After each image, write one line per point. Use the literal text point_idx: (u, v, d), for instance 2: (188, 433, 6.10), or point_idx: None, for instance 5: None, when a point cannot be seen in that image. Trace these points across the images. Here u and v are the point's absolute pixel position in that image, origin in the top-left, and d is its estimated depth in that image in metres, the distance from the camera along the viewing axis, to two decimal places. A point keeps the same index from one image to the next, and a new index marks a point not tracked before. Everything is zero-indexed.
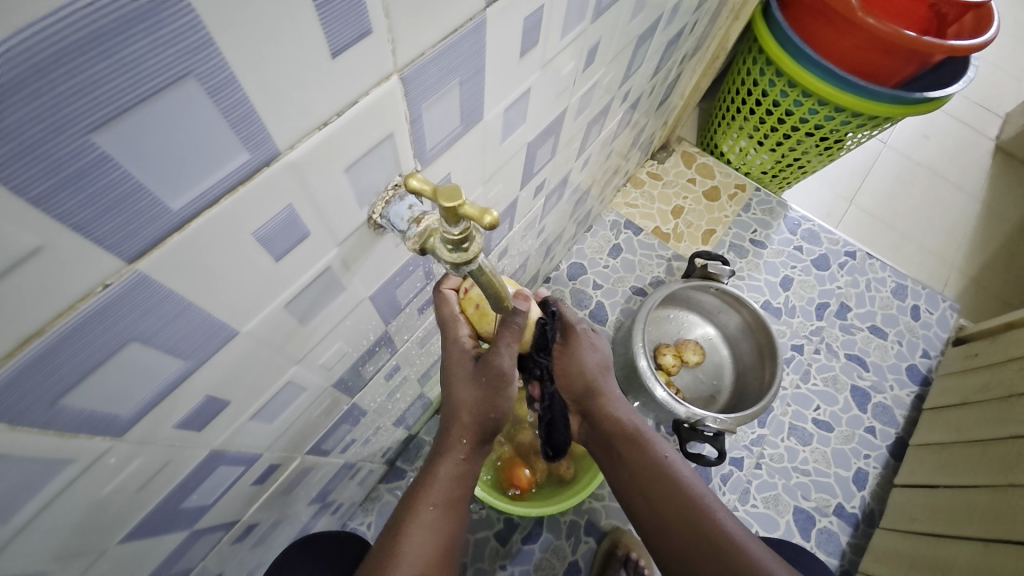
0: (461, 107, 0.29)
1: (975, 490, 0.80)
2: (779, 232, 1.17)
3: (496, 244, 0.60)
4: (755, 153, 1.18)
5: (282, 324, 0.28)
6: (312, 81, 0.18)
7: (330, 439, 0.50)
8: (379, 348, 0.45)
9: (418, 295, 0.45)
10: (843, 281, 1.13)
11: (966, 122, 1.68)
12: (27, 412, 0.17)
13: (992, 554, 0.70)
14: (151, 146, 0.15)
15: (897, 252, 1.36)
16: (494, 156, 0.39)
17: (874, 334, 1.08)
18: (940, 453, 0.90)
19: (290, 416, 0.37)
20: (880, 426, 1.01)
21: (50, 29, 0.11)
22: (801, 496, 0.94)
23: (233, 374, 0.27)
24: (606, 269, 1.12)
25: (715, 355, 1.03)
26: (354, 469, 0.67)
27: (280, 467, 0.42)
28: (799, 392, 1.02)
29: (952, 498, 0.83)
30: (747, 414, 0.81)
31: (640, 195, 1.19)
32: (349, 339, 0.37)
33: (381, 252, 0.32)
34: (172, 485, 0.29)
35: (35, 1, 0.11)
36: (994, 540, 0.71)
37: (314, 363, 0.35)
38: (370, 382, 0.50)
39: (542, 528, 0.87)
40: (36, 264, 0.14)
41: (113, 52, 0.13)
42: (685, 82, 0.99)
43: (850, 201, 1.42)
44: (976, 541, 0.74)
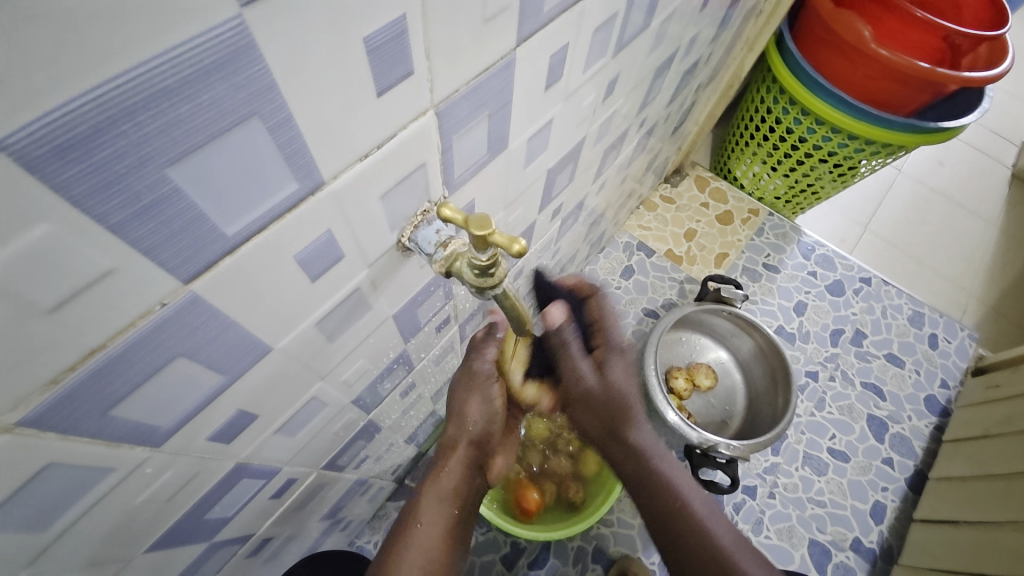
0: (488, 137, 0.30)
1: (1000, 528, 0.77)
2: (793, 256, 1.17)
3: (512, 265, 0.61)
4: (769, 178, 1.19)
5: (312, 341, 0.29)
6: (360, 116, 0.20)
7: (345, 455, 0.50)
8: (397, 366, 0.46)
9: (438, 313, 0.46)
10: (858, 308, 1.12)
11: (982, 150, 1.68)
12: (81, 422, 0.18)
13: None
14: (216, 178, 0.16)
15: (914, 279, 1.34)
16: (516, 181, 0.40)
17: (891, 362, 1.06)
18: (962, 487, 0.88)
19: (311, 431, 0.38)
20: (898, 457, 0.98)
21: (144, 77, 0.13)
22: (816, 528, 0.91)
23: (263, 389, 0.27)
24: (618, 290, 1.12)
25: (728, 379, 1.02)
26: (365, 486, 0.67)
27: (297, 482, 0.43)
28: (814, 419, 1.00)
29: (975, 535, 0.80)
30: (761, 442, 0.79)
31: (653, 217, 1.20)
32: (370, 356, 0.38)
33: (407, 273, 0.33)
34: (198, 496, 0.30)
35: (135, 56, 0.12)
36: None
37: (337, 379, 0.36)
38: (386, 399, 0.50)
39: (550, 552, 0.85)
40: (107, 285, 0.15)
41: (194, 96, 0.14)
42: (699, 109, 1.01)
43: (865, 227, 1.41)
44: None
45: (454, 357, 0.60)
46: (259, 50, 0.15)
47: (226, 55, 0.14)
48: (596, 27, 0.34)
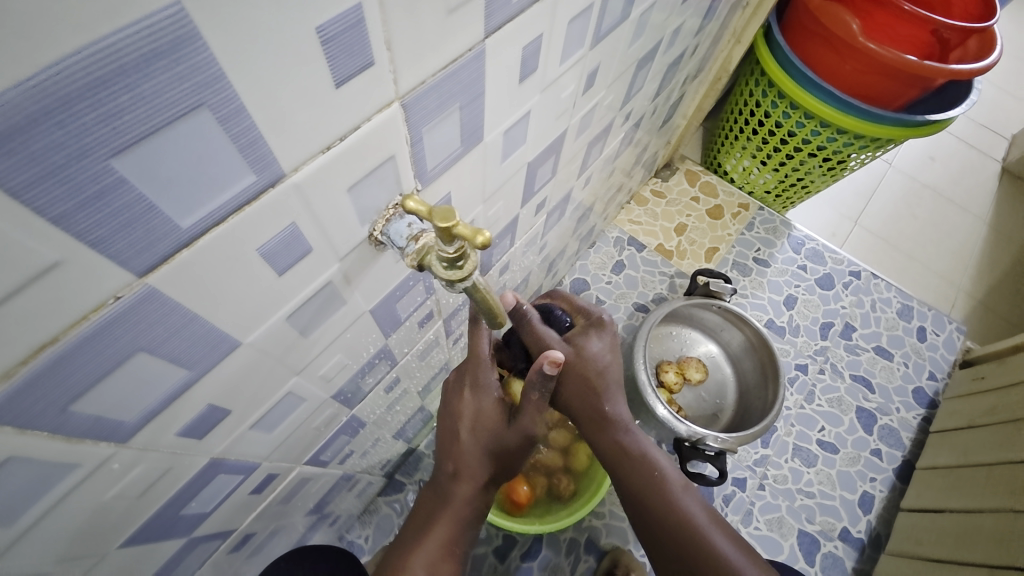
0: (461, 130, 0.30)
1: (981, 515, 0.78)
2: (783, 250, 1.17)
3: (497, 260, 0.61)
4: (758, 172, 1.19)
5: (283, 335, 0.28)
6: (321, 107, 0.20)
7: (329, 450, 0.50)
8: (379, 361, 0.46)
9: (419, 308, 0.46)
10: (847, 301, 1.12)
11: (972, 144, 1.69)
12: (38, 417, 0.18)
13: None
14: (166, 169, 0.16)
15: (903, 272, 1.35)
16: (495, 175, 0.40)
17: (879, 354, 1.07)
18: (947, 478, 0.88)
19: (290, 426, 0.38)
20: (886, 448, 0.99)
21: (77, 65, 0.12)
22: (805, 519, 0.92)
23: (234, 383, 0.27)
24: (608, 285, 1.13)
25: (718, 373, 1.02)
26: (353, 481, 0.67)
27: (279, 477, 0.43)
28: (803, 412, 1.01)
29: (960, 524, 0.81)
30: (749, 434, 0.80)
31: (644, 212, 1.20)
32: (349, 351, 0.38)
33: (382, 266, 0.33)
34: (172, 492, 0.29)
35: (66, 44, 0.12)
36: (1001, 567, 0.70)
37: (314, 374, 0.36)
38: (370, 394, 0.50)
39: (541, 545, 0.86)
40: (54, 279, 0.15)
41: (133, 86, 0.14)
42: (688, 102, 1.01)
43: (855, 220, 1.42)
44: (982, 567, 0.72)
45: (439, 352, 0.60)
46: (203, 39, 0.14)
47: (167, 44, 0.14)
48: (571, 18, 0.34)
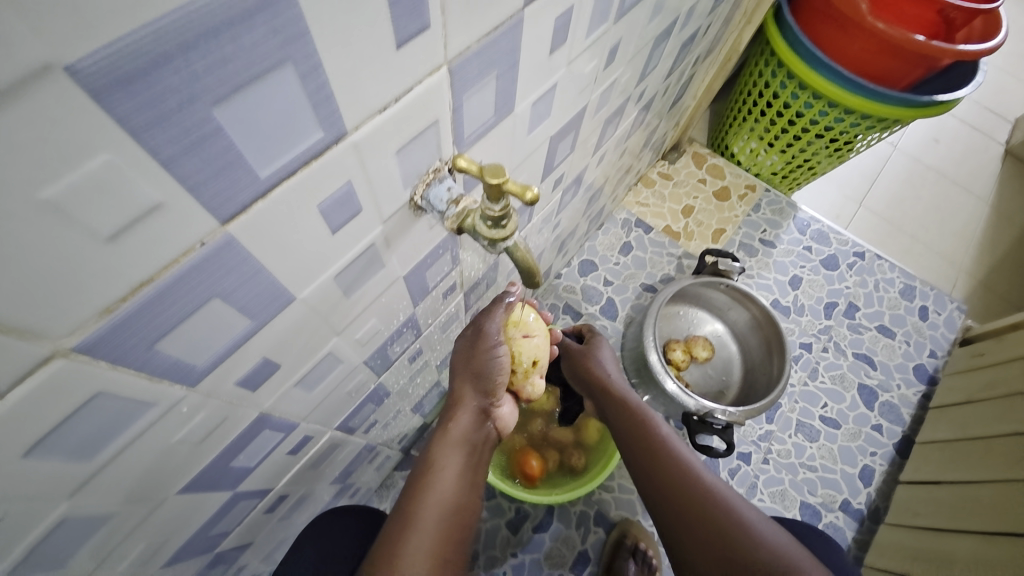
0: (496, 99, 0.32)
1: (980, 487, 0.80)
2: (789, 232, 1.19)
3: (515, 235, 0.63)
4: (766, 154, 1.20)
5: (330, 294, 0.30)
6: (379, 67, 0.21)
7: (356, 417, 0.52)
8: (405, 330, 0.48)
9: (444, 279, 0.47)
10: (851, 281, 1.14)
11: (977, 126, 1.69)
12: (130, 353, 0.20)
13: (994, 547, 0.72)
14: (253, 122, 0.17)
15: (906, 254, 1.36)
16: (521, 146, 0.41)
17: (882, 333, 1.09)
18: (945, 450, 0.91)
19: (327, 388, 0.40)
20: (887, 424, 1.02)
21: (195, 13, 0.14)
22: (807, 491, 0.95)
23: (286, 338, 0.29)
24: (616, 266, 1.14)
25: (723, 351, 1.04)
26: (374, 451, 0.70)
27: (313, 439, 0.45)
28: (806, 389, 1.03)
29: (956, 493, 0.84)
30: (756, 407, 0.82)
31: (652, 194, 1.21)
32: (382, 316, 0.40)
33: (418, 231, 0.35)
34: (225, 442, 0.31)
35: None
36: (999, 534, 0.72)
37: (351, 337, 0.37)
38: (395, 363, 0.52)
39: (552, 517, 0.89)
40: (155, 220, 0.17)
41: (231, 37, 0.15)
42: (698, 83, 1.01)
43: (860, 203, 1.43)
44: (981, 535, 0.75)
45: (459, 326, 0.62)
46: None
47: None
48: None
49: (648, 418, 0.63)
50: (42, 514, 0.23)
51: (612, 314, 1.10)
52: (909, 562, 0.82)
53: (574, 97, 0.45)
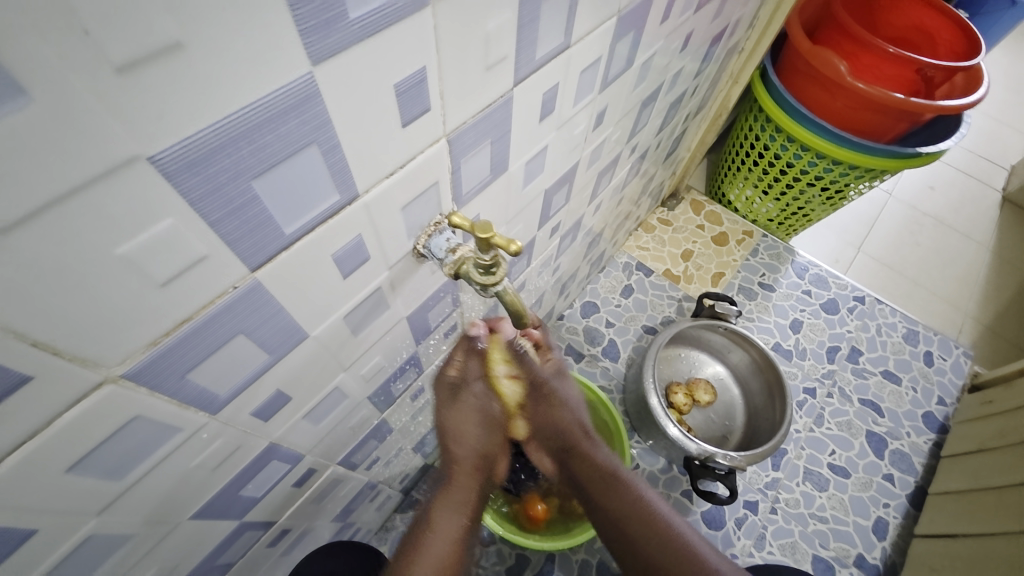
0: (491, 162, 0.36)
1: (994, 539, 0.78)
2: (787, 276, 1.21)
3: (514, 278, 0.67)
4: (761, 202, 1.25)
5: (339, 333, 0.33)
6: (387, 141, 0.25)
7: (358, 453, 0.54)
8: (408, 368, 0.51)
9: (445, 320, 0.50)
10: (853, 325, 1.15)
11: (971, 173, 1.73)
12: (165, 382, 0.23)
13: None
14: (282, 188, 0.21)
15: (909, 298, 1.37)
16: (516, 200, 0.46)
17: (887, 378, 1.08)
18: (959, 500, 0.88)
19: (332, 421, 0.42)
20: (899, 473, 0.99)
21: (244, 112, 0.18)
22: (819, 544, 0.92)
23: (298, 373, 0.32)
24: (618, 308, 1.17)
25: (726, 394, 1.04)
26: (374, 491, 0.70)
27: (316, 473, 0.47)
28: (813, 435, 1.02)
29: (972, 546, 0.81)
30: (759, 452, 0.82)
31: (651, 239, 1.26)
32: (386, 353, 0.43)
33: (420, 277, 0.38)
34: (237, 469, 0.34)
35: (237, 99, 0.17)
36: None
37: (356, 373, 0.40)
38: (398, 401, 0.55)
39: (553, 564, 0.87)
40: (199, 268, 0.21)
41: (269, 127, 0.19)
42: (690, 136, 1.08)
43: (859, 248, 1.46)
44: None
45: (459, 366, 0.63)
46: (322, 94, 0.20)
47: (301, 98, 0.19)
48: (583, 68, 0.40)
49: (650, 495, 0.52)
50: (70, 530, 0.25)
51: (614, 356, 1.11)
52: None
53: (565, 156, 0.50)
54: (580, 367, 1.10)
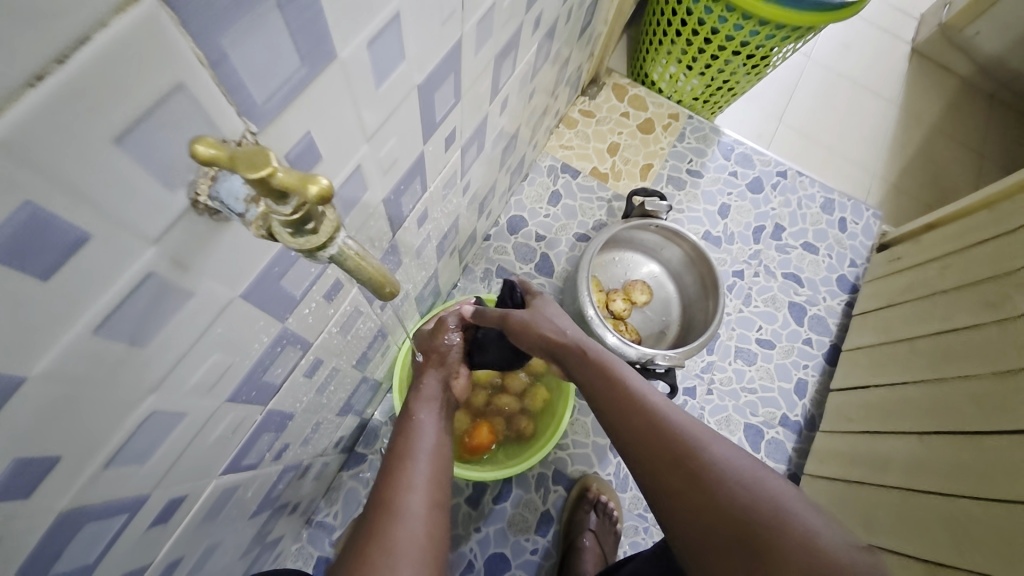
0: (297, 43, 0.22)
1: (952, 334, 0.80)
2: (714, 159, 1.16)
3: (409, 211, 0.50)
4: (685, 79, 1.12)
5: (104, 352, 0.22)
6: (136, 81, 0.17)
7: (251, 453, 0.44)
8: (285, 347, 0.39)
9: (414, 208, 0.51)
10: (776, 202, 1.14)
11: (882, 25, 1.59)
12: None
13: (926, 446, 0.75)
14: (199, 118, 0.20)
15: (823, 167, 1.35)
16: (365, 110, 0.31)
17: (806, 250, 1.10)
18: (869, 318, 0.99)
19: (177, 447, 0.32)
20: (816, 336, 1.04)
21: None
22: (749, 413, 0.97)
23: (51, 422, 0.22)
24: (547, 218, 1.07)
25: (662, 291, 1.01)
26: (299, 469, 0.63)
27: (187, 501, 0.37)
28: (742, 315, 1.04)
29: (883, 351, 0.92)
30: (695, 346, 0.80)
31: (575, 135, 1.14)
32: (222, 350, 0.31)
33: (234, 241, 0.26)
34: (14, 566, 0.24)
35: None
36: (948, 378, 0.77)
37: (184, 385, 0.29)
38: (285, 385, 0.43)
39: (511, 485, 0.87)
40: None
41: (175, 126, 0.19)
42: (607, 5, 0.90)
43: (779, 120, 1.39)
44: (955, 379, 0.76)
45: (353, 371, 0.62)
46: None
47: None
48: None
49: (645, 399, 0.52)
50: None
51: (548, 271, 1.03)
52: (846, 466, 0.86)
53: (438, 52, 0.37)
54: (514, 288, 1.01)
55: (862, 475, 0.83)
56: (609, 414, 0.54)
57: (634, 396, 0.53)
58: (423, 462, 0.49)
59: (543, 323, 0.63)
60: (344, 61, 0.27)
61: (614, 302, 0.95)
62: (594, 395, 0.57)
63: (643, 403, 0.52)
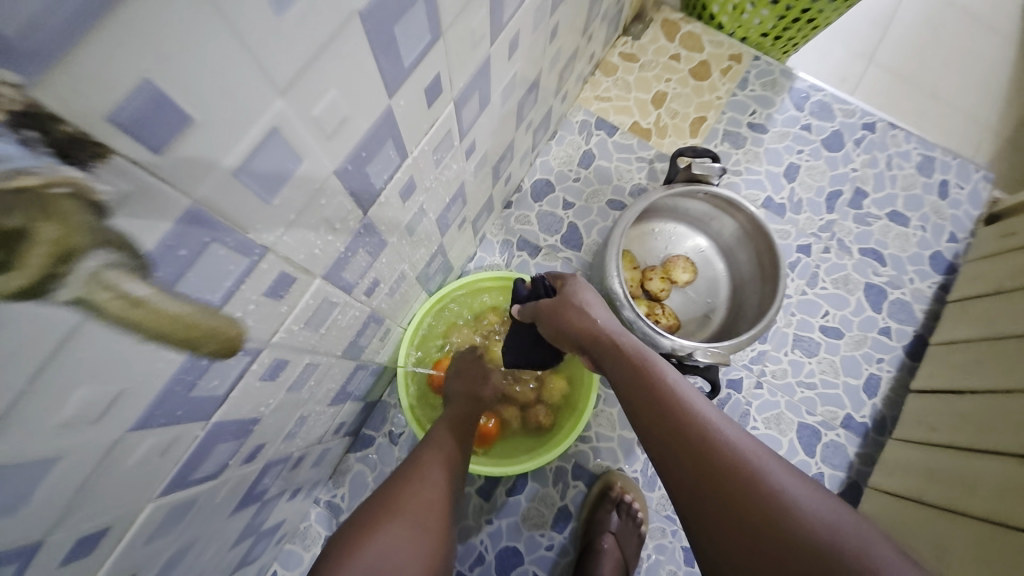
0: None
1: None
2: (783, 109, 0.96)
3: (384, 183, 0.40)
4: (753, 10, 0.92)
5: None
6: None
7: (206, 464, 0.39)
8: (217, 356, 0.32)
9: (392, 179, 0.42)
10: (859, 162, 0.94)
11: None
12: None
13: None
14: None
15: (923, 118, 1.11)
16: (265, 50, 0.22)
17: (893, 222, 0.91)
18: (968, 308, 0.81)
19: (68, 484, 0.26)
20: (896, 325, 0.88)
21: None
22: (805, 411, 0.84)
23: None
24: (577, 183, 0.94)
25: (708, 269, 0.87)
26: (291, 460, 0.59)
27: (116, 526, 0.32)
28: (805, 298, 0.89)
29: (981, 349, 0.75)
30: (743, 339, 0.68)
31: (614, 83, 0.98)
32: (99, 376, 0.24)
33: None
34: None
35: None
36: None
37: (43, 423, 0.22)
38: (235, 393, 0.37)
39: (527, 477, 0.81)
40: None
41: None
42: None
43: (870, 59, 1.14)
44: None
45: (342, 361, 0.56)
46: None
47: None
48: None
49: (687, 404, 0.43)
50: None
51: (576, 243, 0.91)
52: (921, 483, 0.72)
53: None
54: (537, 263, 0.90)
55: (941, 496, 0.69)
56: (644, 421, 0.45)
57: (671, 398, 0.44)
58: (410, 509, 0.47)
59: (574, 312, 0.55)
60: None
61: (649, 281, 0.82)
62: (626, 394, 0.47)
63: (682, 410, 0.42)
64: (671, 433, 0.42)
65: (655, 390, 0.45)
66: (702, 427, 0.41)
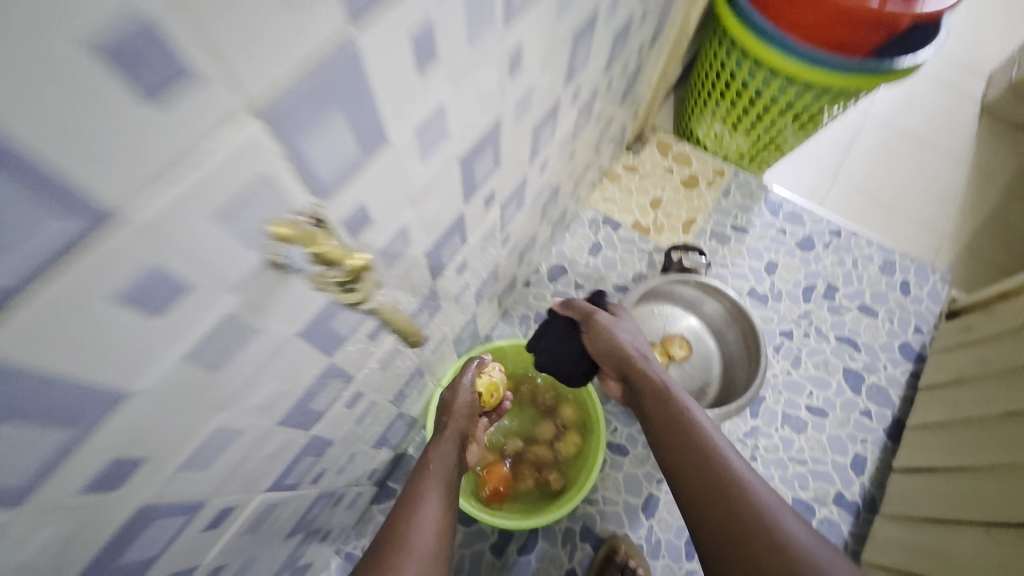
0: (357, 134, 0.28)
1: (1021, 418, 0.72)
2: (761, 215, 1.15)
3: (449, 261, 0.55)
4: (731, 137, 1.14)
5: (192, 375, 0.28)
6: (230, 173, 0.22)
7: (292, 475, 0.49)
8: (328, 380, 0.44)
9: (454, 259, 0.56)
10: (829, 261, 1.10)
11: (949, 83, 1.55)
12: None
13: (992, 542, 0.67)
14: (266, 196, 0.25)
15: (883, 226, 1.29)
16: (413, 184, 0.37)
17: (863, 313, 1.04)
18: (938, 393, 0.90)
19: (232, 460, 0.37)
20: (876, 408, 0.97)
21: None
22: (798, 486, 0.90)
23: (147, 432, 0.27)
24: (586, 268, 1.09)
25: (702, 347, 0.99)
26: (334, 497, 0.67)
27: (234, 511, 0.42)
28: (790, 378, 0.99)
29: (952, 431, 0.83)
30: (733, 407, 0.78)
31: (618, 189, 1.18)
32: (277, 379, 0.36)
33: (298, 290, 0.32)
34: (99, 546, 0.30)
35: None
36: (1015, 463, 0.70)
37: (244, 406, 0.34)
38: (327, 414, 0.48)
39: (537, 537, 0.86)
40: None
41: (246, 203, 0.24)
42: (650, 72, 0.96)
43: (833, 177, 1.36)
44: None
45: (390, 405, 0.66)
46: None
47: None
48: None
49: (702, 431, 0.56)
50: None
51: None
52: (907, 558, 0.77)
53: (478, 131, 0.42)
54: None
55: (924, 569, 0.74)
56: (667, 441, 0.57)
57: (692, 428, 0.56)
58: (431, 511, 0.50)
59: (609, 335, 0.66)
60: (396, 146, 0.32)
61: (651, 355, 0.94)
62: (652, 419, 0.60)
63: (700, 435, 0.55)
64: (692, 451, 0.54)
65: (676, 417, 0.57)
66: (715, 454, 0.54)
